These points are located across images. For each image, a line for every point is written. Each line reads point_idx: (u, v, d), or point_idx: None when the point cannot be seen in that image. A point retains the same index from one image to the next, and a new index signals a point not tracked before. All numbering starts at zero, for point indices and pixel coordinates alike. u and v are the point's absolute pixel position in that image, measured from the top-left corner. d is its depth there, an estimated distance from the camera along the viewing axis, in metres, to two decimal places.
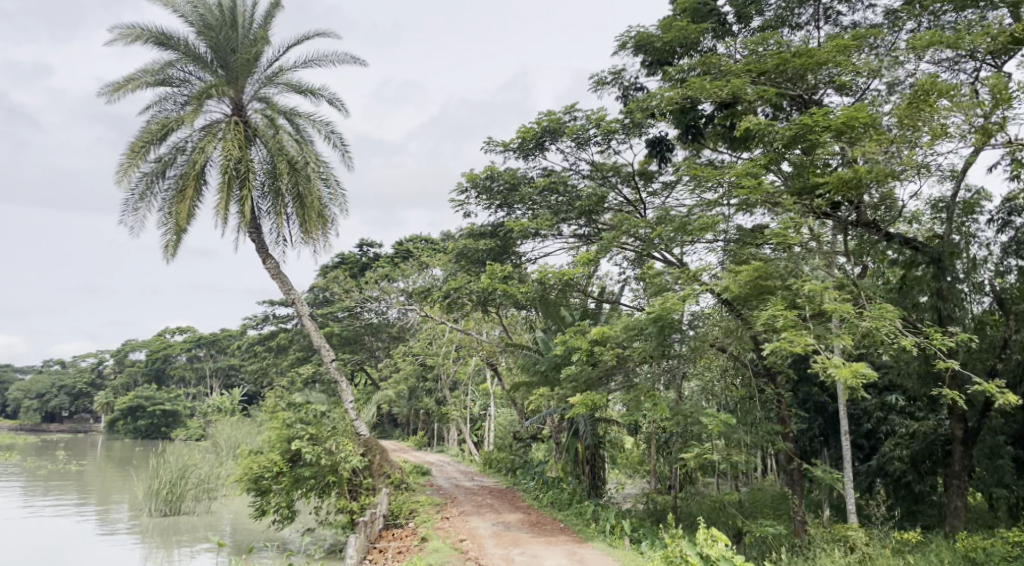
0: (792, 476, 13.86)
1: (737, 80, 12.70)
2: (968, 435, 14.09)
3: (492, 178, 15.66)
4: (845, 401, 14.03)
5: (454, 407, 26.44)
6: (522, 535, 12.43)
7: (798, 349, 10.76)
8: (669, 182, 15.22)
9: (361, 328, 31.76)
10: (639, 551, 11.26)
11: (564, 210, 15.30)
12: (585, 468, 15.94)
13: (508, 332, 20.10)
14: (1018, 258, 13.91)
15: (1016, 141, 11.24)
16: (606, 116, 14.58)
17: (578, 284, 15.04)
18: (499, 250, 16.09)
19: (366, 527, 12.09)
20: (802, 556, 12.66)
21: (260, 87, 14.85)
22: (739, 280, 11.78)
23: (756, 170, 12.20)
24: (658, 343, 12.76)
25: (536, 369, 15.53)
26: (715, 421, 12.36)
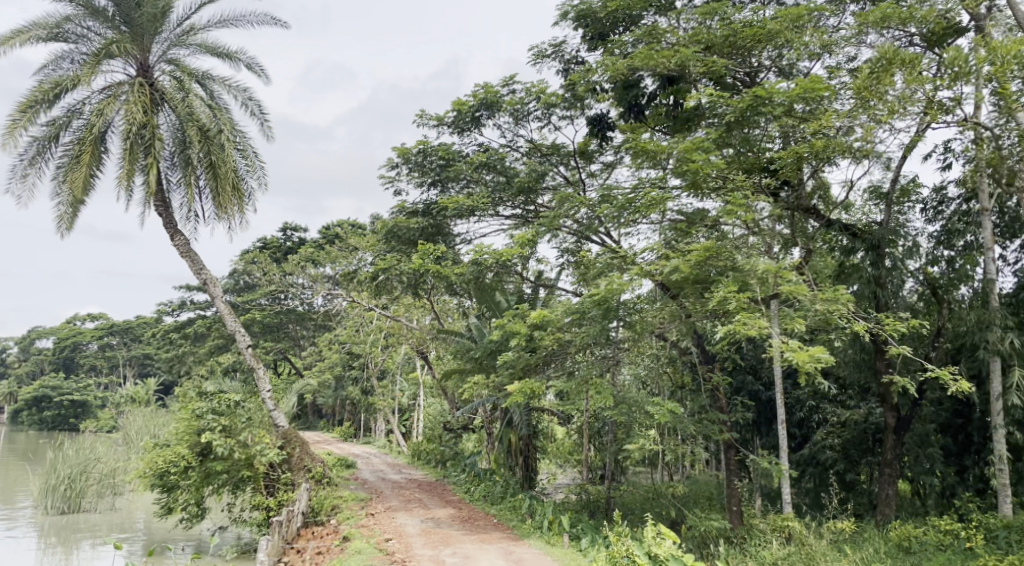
0: (731, 466, 13.46)
1: (687, 50, 12.12)
2: (901, 423, 13.91)
3: (425, 154, 14.73)
4: (785, 388, 13.64)
5: (383, 397, 25.51)
6: (453, 533, 11.65)
7: (749, 333, 10.27)
8: (608, 163, 14.58)
9: (284, 315, 30.37)
10: (579, 548, 10.64)
11: (500, 189, 14.52)
12: (519, 460, 15.29)
13: (440, 319, 19.24)
14: (949, 248, 13.62)
15: (965, 121, 10.94)
16: (546, 88, 13.85)
17: (514, 268, 14.33)
18: (430, 230, 15.19)
19: (281, 527, 11.07)
20: (741, 548, 12.24)
21: (168, 48, 13.59)
22: (687, 262, 11.18)
23: (705, 145, 11.62)
24: (599, 327, 12.09)
25: (469, 355, 14.73)
26: (659, 410, 11.80)
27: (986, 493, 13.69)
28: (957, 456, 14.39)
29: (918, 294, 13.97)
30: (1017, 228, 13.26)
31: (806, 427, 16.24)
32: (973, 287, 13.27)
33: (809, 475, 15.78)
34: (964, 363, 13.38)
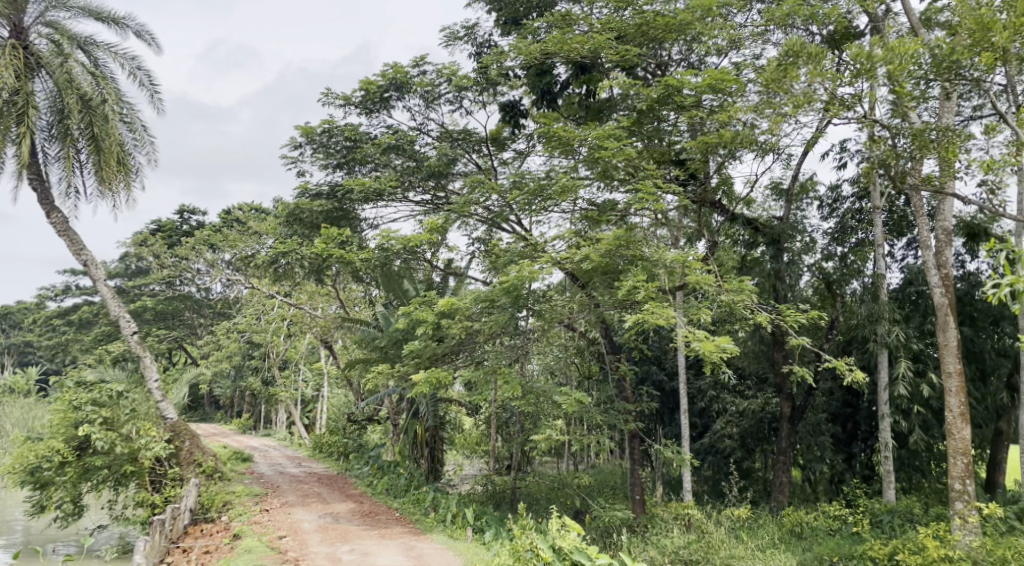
0: (635, 455, 13.47)
1: (600, 37, 11.96)
2: (796, 412, 14.24)
3: (330, 134, 14.10)
4: (690, 377, 13.74)
5: (284, 388, 24.64)
6: (352, 528, 11.21)
7: (657, 322, 10.24)
8: (521, 151, 14.34)
9: (181, 302, 28.95)
10: (483, 542, 10.41)
11: (409, 173, 14.09)
12: (424, 451, 14.93)
13: (345, 308, 18.62)
14: (842, 245, 14.02)
15: (865, 117, 11.14)
16: (458, 71, 13.50)
17: (422, 255, 13.94)
18: (334, 214, 14.63)
19: (165, 526, 10.38)
20: (643, 536, 12.28)
21: (45, 9, 12.53)
22: (598, 250, 11.06)
23: (618, 133, 11.48)
24: (507, 316, 11.86)
25: (374, 344, 14.25)
26: (566, 400, 11.66)
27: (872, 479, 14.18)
28: (846, 444, 14.88)
29: (814, 287, 14.31)
30: (905, 226, 13.73)
31: (707, 416, 16.49)
32: (863, 282, 13.63)
33: (708, 463, 16.03)
34: (856, 355, 13.73)
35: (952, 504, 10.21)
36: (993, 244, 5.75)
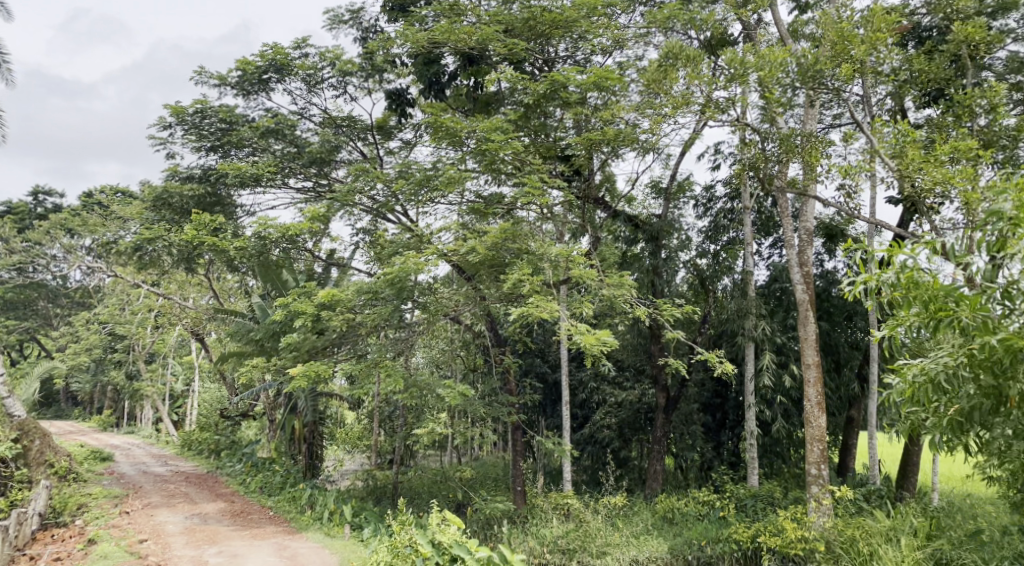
0: (517, 446, 13.49)
1: (488, 29, 11.85)
2: (671, 403, 14.68)
3: (204, 115, 13.36)
4: (572, 369, 13.89)
5: (151, 383, 23.32)
6: (221, 529, 10.68)
7: (542, 316, 10.28)
8: (408, 141, 14.07)
9: (33, 291, 26.87)
10: (360, 539, 10.15)
11: (289, 159, 13.54)
12: (302, 447, 14.42)
13: (218, 298, 17.76)
14: (716, 243, 14.58)
15: (738, 121, 11.59)
16: (342, 56, 13.06)
17: (303, 244, 13.44)
18: (208, 199, 13.90)
19: (8, 532, 9.54)
20: (523, 527, 12.34)
21: None
22: (485, 242, 10.98)
23: (505, 125, 11.41)
24: (390, 308, 11.61)
25: (248, 337, 13.63)
26: (450, 393, 11.52)
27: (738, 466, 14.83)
28: (715, 432, 15.51)
29: (689, 283, 14.80)
30: (771, 226, 14.44)
31: (587, 408, 16.78)
32: (733, 278, 14.22)
33: (587, 453, 16.31)
34: (726, 348, 14.29)
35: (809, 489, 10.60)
36: (850, 243, 5.92)
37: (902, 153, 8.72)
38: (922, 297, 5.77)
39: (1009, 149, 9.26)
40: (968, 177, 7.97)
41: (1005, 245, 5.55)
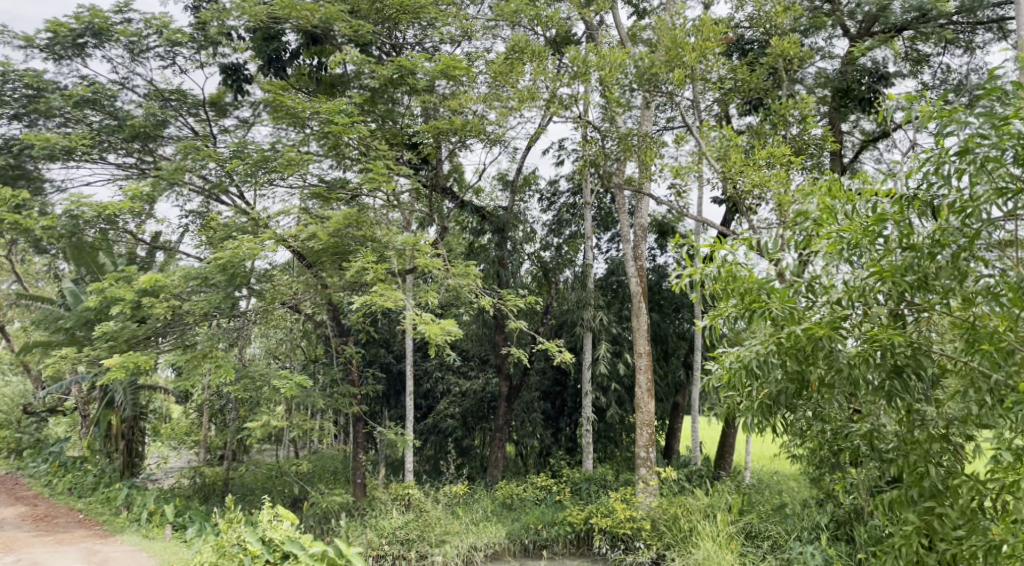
0: (357, 437, 13.19)
1: (333, 8, 11.47)
2: (513, 391, 14.88)
3: (6, 79, 12.07)
4: (415, 359, 13.75)
5: None
6: (21, 537, 9.69)
7: (386, 305, 10.08)
8: (244, 119, 13.40)
9: None
10: (185, 541, 9.54)
11: (109, 132, 12.48)
12: (120, 444, 13.39)
13: (24, 282, 16.16)
14: (558, 236, 14.96)
15: (581, 118, 11.89)
16: (171, 24, 12.22)
17: (124, 225, 12.46)
18: (11, 173, 12.57)
19: None
20: (362, 520, 12.09)
21: None
22: (327, 228, 10.62)
23: (350, 108, 11.09)
24: (222, 295, 10.98)
25: (58, 325, 12.47)
26: (287, 384, 11.07)
27: (575, 451, 15.27)
28: (554, 419, 15.89)
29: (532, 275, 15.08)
30: (610, 221, 15.00)
31: (429, 398, 16.70)
32: (574, 271, 14.64)
33: (429, 443, 16.24)
34: (566, 338, 14.68)
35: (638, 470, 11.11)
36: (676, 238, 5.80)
37: (727, 155, 9.25)
38: (736, 285, 5.18)
39: (817, 156, 10.07)
40: (783, 180, 8.59)
41: (810, 245, 5.20)
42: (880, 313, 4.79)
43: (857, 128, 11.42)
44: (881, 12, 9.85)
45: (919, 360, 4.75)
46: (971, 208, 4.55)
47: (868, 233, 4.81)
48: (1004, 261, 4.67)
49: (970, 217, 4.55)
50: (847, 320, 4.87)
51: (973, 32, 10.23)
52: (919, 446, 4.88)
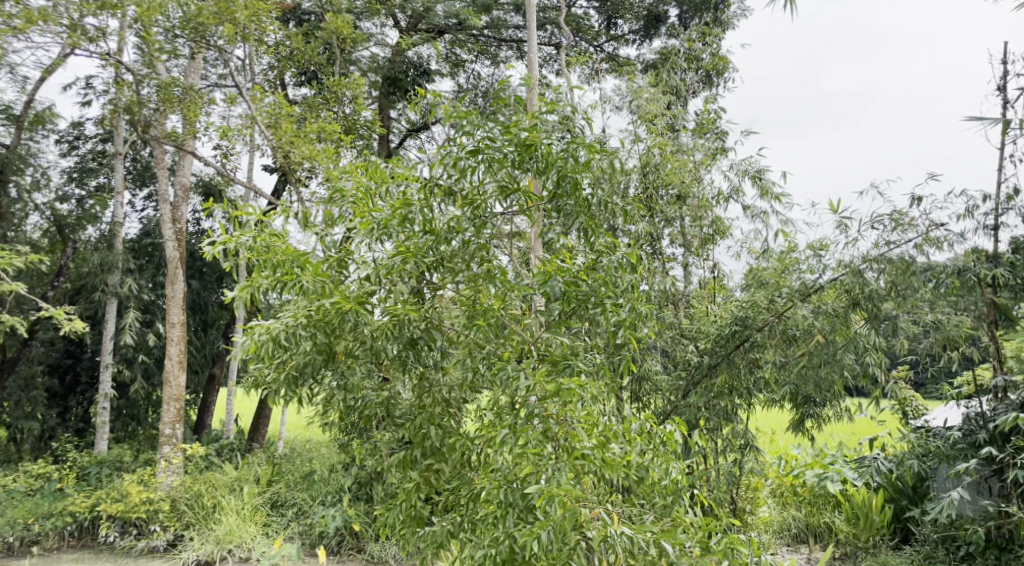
0: None
1: None
2: None
3: None
4: None
5: None
6: None
7: None
8: None
9: None
10: None
11: None
12: None
13: None
14: None
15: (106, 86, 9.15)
16: None
17: None
18: None
19: None
20: None
21: None
22: None
23: None
24: None
25: None
26: None
27: (86, 447, 9.93)
28: None
29: None
30: None
31: None
32: None
33: None
34: None
35: (133, 465, 8.68)
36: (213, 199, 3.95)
37: (278, 126, 6.78)
38: (268, 256, 3.56)
39: (366, 139, 7.67)
40: (334, 156, 6.67)
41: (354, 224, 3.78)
42: (403, 287, 3.54)
43: (401, 115, 8.74)
44: (424, 12, 8.06)
45: (431, 335, 3.53)
46: (478, 200, 3.56)
47: (397, 214, 3.56)
48: (504, 253, 3.79)
49: (477, 210, 3.55)
50: (372, 295, 3.54)
51: (496, 46, 8.62)
52: (422, 410, 3.61)
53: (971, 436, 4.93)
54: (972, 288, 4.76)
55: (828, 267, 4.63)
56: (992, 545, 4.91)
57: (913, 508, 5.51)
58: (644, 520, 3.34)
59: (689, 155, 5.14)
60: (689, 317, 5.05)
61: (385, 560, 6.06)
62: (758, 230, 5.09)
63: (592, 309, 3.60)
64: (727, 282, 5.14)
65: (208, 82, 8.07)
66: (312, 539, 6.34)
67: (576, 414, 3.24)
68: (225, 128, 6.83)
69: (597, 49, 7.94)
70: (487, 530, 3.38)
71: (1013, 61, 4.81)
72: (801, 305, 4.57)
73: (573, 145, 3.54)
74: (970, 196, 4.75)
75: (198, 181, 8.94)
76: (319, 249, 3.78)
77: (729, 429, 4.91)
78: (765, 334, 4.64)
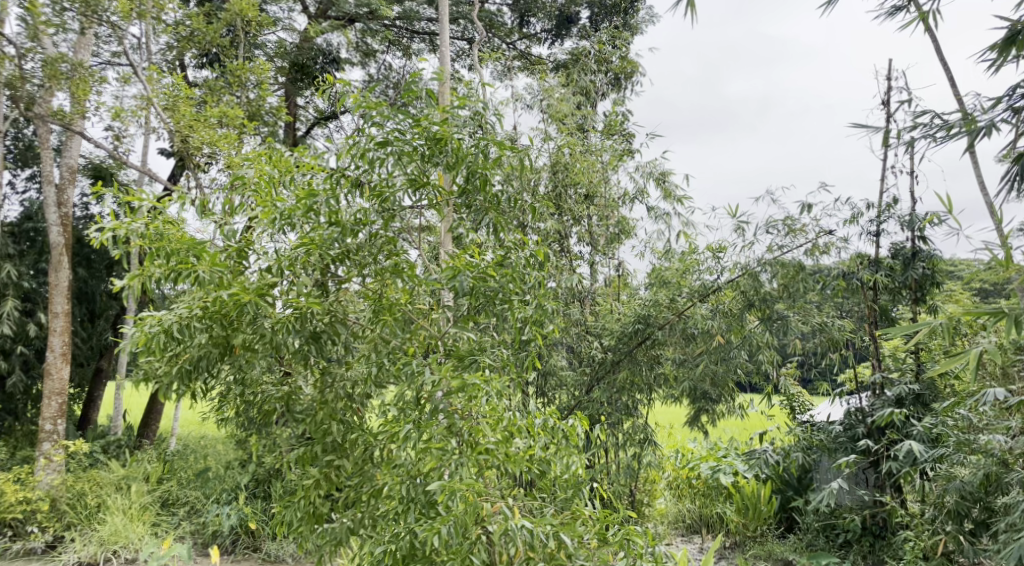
0: None
1: None
2: None
3: None
4: None
5: None
6: None
7: None
8: None
9: None
10: None
11: None
12: None
13: None
14: None
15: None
16: None
17: None
18: None
19: None
20: None
21: None
22: None
23: None
24: None
25: None
26: None
27: None
28: None
29: None
30: None
31: None
32: None
33: None
34: None
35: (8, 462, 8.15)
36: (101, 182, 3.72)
37: (176, 108, 6.47)
38: (160, 244, 3.37)
39: (271, 126, 7.46)
40: (236, 142, 6.44)
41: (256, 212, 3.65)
42: (306, 279, 3.45)
43: (308, 103, 8.49)
44: None
45: (335, 329, 3.46)
46: (386, 193, 3.52)
47: (301, 204, 3.47)
48: (413, 247, 3.74)
49: (384, 204, 3.51)
50: (275, 287, 3.43)
51: (408, 37, 8.51)
52: (325, 405, 3.53)
53: (851, 430, 5.22)
54: (854, 290, 5.06)
55: (725, 269, 4.80)
56: (868, 532, 5.20)
57: (798, 498, 5.75)
58: (544, 513, 3.35)
59: (597, 155, 5.22)
60: (594, 314, 5.12)
61: (282, 558, 5.92)
62: (661, 231, 5.22)
63: (499, 305, 3.60)
64: (630, 280, 5.26)
65: (99, 59, 7.61)
66: (204, 538, 6.12)
67: (481, 409, 3.24)
68: (118, 108, 6.47)
69: (509, 46, 7.98)
70: (387, 526, 3.35)
71: (896, 77, 5.10)
72: (699, 304, 4.74)
73: (484, 142, 3.51)
74: (855, 204, 5.02)
75: (87, 163, 8.43)
76: (218, 237, 3.63)
77: (630, 424, 5.02)
78: (666, 332, 4.76)
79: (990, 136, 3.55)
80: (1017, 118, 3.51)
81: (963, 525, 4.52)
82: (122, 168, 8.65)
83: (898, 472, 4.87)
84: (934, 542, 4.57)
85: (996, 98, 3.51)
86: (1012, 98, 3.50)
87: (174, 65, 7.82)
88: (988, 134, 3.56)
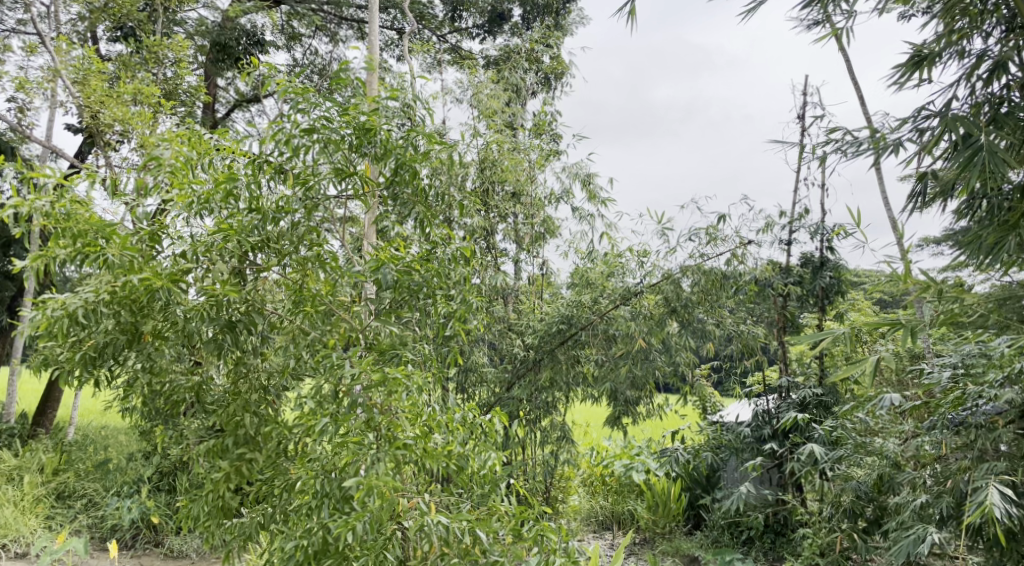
0: None
1: None
2: None
3: None
4: None
5: None
6: None
7: None
8: None
9: None
10: None
11: None
12: None
13: None
14: None
15: None
16: None
17: None
18: None
19: None
20: None
21: None
22: None
23: None
24: None
25: None
26: None
27: None
28: None
29: None
30: None
31: None
32: None
33: None
34: None
35: None
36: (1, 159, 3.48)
37: (86, 83, 6.15)
38: (67, 224, 3.20)
39: (188, 107, 7.12)
40: (150, 122, 6.16)
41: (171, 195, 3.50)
42: (224, 267, 3.33)
43: (229, 84, 8.27)
44: None
45: (252, 318, 3.35)
46: (310, 181, 3.42)
47: (220, 188, 3.36)
48: (336, 237, 3.65)
49: (309, 191, 3.41)
50: (189, 274, 3.31)
51: (336, 23, 8.32)
52: (237, 397, 3.42)
53: (758, 430, 5.36)
54: (765, 297, 5.21)
55: (646, 273, 4.90)
56: (769, 530, 5.45)
57: (705, 496, 5.93)
58: (460, 508, 3.34)
59: (525, 154, 5.24)
60: (517, 312, 5.15)
61: (185, 553, 5.71)
62: (584, 231, 5.28)
63: (422, 298, 3.55)
64: (554, 279, 5.32)
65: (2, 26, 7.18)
66: (102, 533, 5.86)
67: (401, 405, 3.20)
68: (23, 79, 6.14)
69: (439, 39, 7.94)
70: (300, 521, 3.26)
71: (811, 93, 5.29)
72: (621, 306, 4.82)
73: (413, 134, 3.48)
74: (769, 213, 5.18)
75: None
76: (127, 220, 3.48)
77: (548, 421, 5.07)
78: (588, 333, 4.83)
79: (897, 154, 3.74)
80: (922, 138, 3.70)
81: (858, 523, 4.71)
82: (24, 142, 8.20)
83: (800, 472, 5.06)
84: (831, 540, 4.73)
85: (903, 118, 3.70)
86: (918, 119, 3.69)
87: (86, 38, 7.44)
88: (895, 152, 3.75)
